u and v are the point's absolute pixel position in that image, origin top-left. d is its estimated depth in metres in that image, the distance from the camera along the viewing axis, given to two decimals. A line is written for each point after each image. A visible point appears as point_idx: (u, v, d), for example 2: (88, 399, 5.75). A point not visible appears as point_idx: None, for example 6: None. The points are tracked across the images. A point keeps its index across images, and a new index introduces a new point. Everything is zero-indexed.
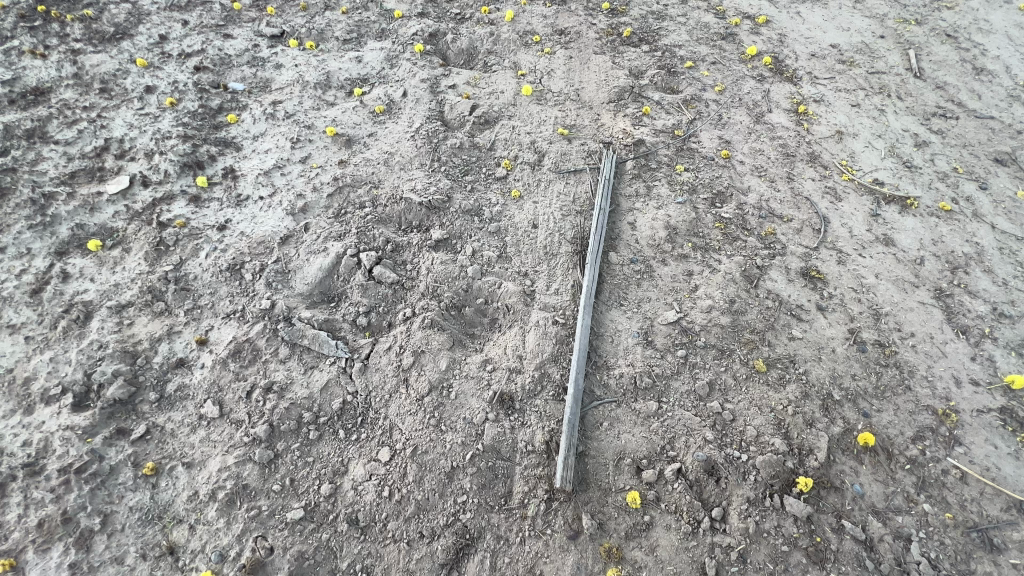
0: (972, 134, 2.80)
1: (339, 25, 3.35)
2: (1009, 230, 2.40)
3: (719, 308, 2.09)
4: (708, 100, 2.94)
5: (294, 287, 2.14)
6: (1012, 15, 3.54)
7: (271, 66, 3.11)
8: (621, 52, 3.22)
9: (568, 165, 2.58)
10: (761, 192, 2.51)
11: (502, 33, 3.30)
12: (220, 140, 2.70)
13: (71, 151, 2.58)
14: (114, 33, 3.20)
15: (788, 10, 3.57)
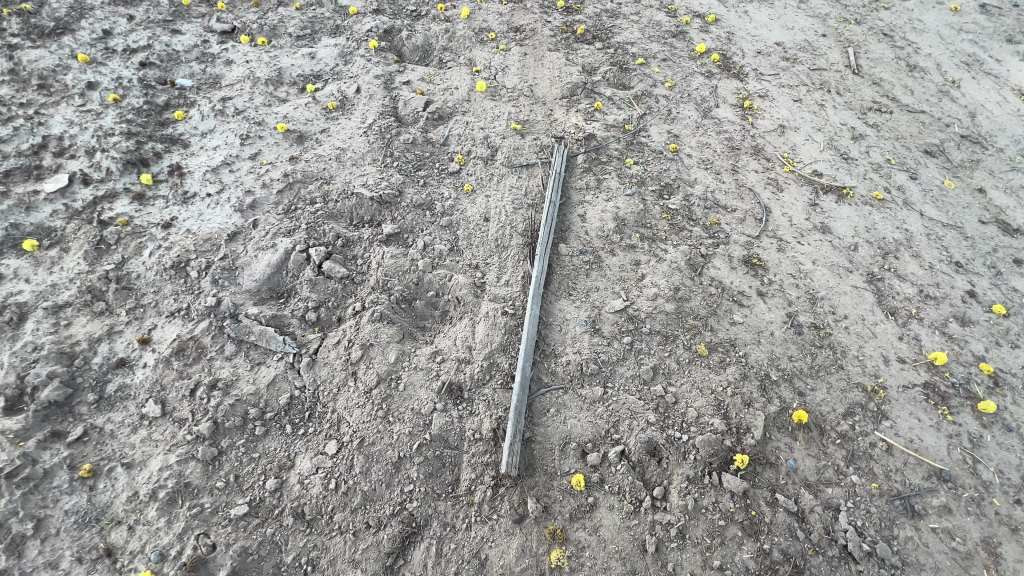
0: (904, 127, 2.95)
1: (292, 21, 3.32)
2: (936, 217, 2.54)
3: (664, 296, 2.16)
4: (658, 95, 3.01)
5: (241, 284, 2.11)
6: (943, 15, 3.74)
7: (221, 62, 3.05)
8: (575, 49, 3.28)
9: (520, 160, 2.62)
10: (707, 184, 2.60)
11: (457, 30, 3.31)
12: (167, 136, 2.64)
13: (6, 149, 2.49)
14: (54, 27, 3.10)
15: (736, 9, 3.69)
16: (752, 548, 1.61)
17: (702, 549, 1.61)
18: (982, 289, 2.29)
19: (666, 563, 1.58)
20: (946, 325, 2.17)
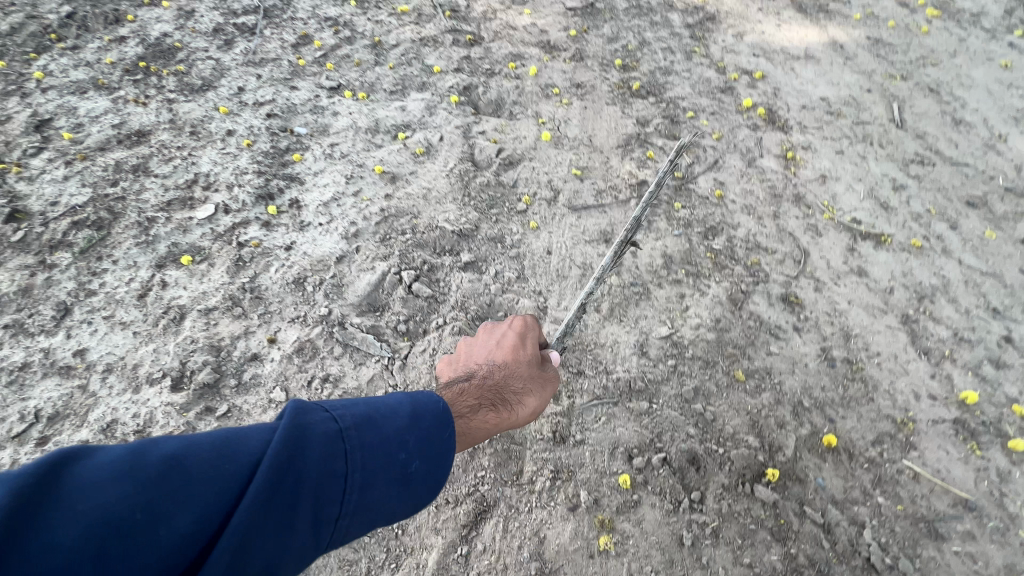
0: (947, 179, 3.11)
1: (387, 79, 3.92)
2: (975, 264, 2.68)
3: (705, 326, 2.44)
4: (706, 146, 3.34)
5: (346, 297, 2.57)
6: (994, 71, 3.87)
7: (329, 113, 3.64)
8: (630, 103, 3.67)
9: (579, 202, 3.00)
10: (749, 227, 2.86)
11: (526, 86, 3.81)
12: (287, 175, 3.19)
13: (167, 183, 3.14)
14: (201, 85, 3.89)
15: (783, 66, 3.99)
16: (779, 552, 1.86)
17: (733, 547, 1.86)
18: (1019, 336, 2.42)
19: (700, 556, 1.85)
20: (980, 367, 2.31)
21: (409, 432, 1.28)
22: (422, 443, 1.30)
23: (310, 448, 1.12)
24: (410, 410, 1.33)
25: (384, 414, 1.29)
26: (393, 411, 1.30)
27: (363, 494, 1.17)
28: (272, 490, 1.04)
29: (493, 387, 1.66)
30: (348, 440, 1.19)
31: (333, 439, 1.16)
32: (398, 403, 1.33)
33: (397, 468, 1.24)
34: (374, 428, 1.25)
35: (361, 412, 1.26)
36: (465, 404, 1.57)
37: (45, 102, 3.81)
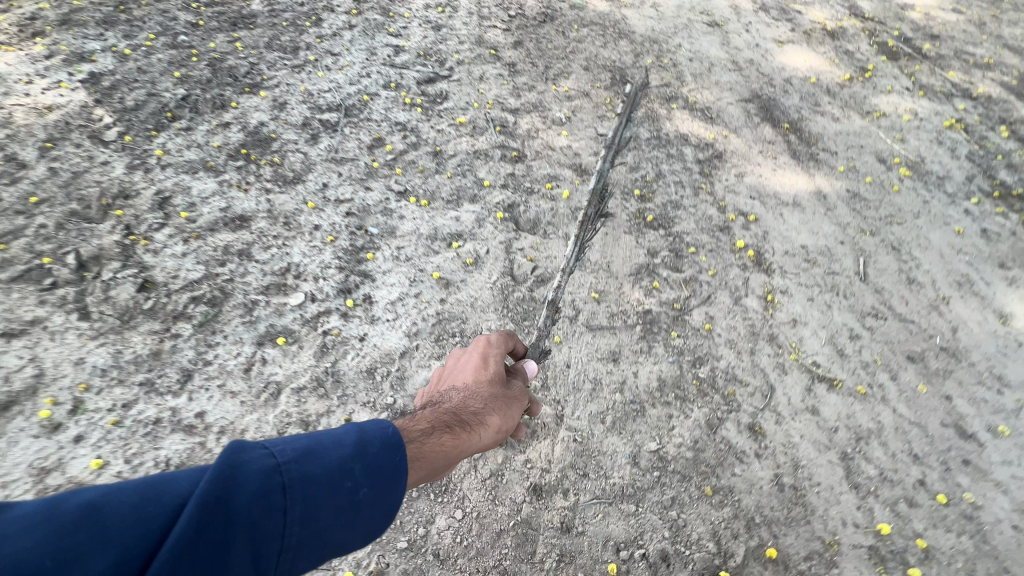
0: (895, 333, 3.82)
1: (445, 188, 4.72)
2: (905, 413, 3.37)
3: (686, 445, 3.11)
4: (702, 281, 4.09)
5: (408, 389, 3.32)
6: (949, 235, 4.64)
7: (397, 216, 4.42)
8: (644, 233, 4.44)
9: (596, 323, 3.72)
10: (729, 360, 3.57)
11: (560, 209, 4.60)
12: (362, 272, 3.95)
13: (265, 269, 3.91)
14: (292, 177, 4.71)
15: (774, 210, 4.78)
16: None
17: None
18: (932, 480, 3.08)
19: None
20: (896, 504, 2.96)
21: (352, 462, 1.59)
22: (372, 465, 1.62)
23: (245, 479, 1.40)
24: (352, 442, 1.63)
25: (327, 447, 1.59)
26: (333, 445, 1.60)
27: (304, 515, 1.44)
28: (212, 511, 1.32)
29: (455, 411, 2.05)
30: (286, 471, 1.47)
31: (271, 472, 1.45)
32: (338, 444, 1.61)
33: (341, 493, 1.53)
34: (314, 461, 1.54)
35: (302, 448, 1.55)
36: (427, 426, 1.94)
37: (165, 179, 4.65)
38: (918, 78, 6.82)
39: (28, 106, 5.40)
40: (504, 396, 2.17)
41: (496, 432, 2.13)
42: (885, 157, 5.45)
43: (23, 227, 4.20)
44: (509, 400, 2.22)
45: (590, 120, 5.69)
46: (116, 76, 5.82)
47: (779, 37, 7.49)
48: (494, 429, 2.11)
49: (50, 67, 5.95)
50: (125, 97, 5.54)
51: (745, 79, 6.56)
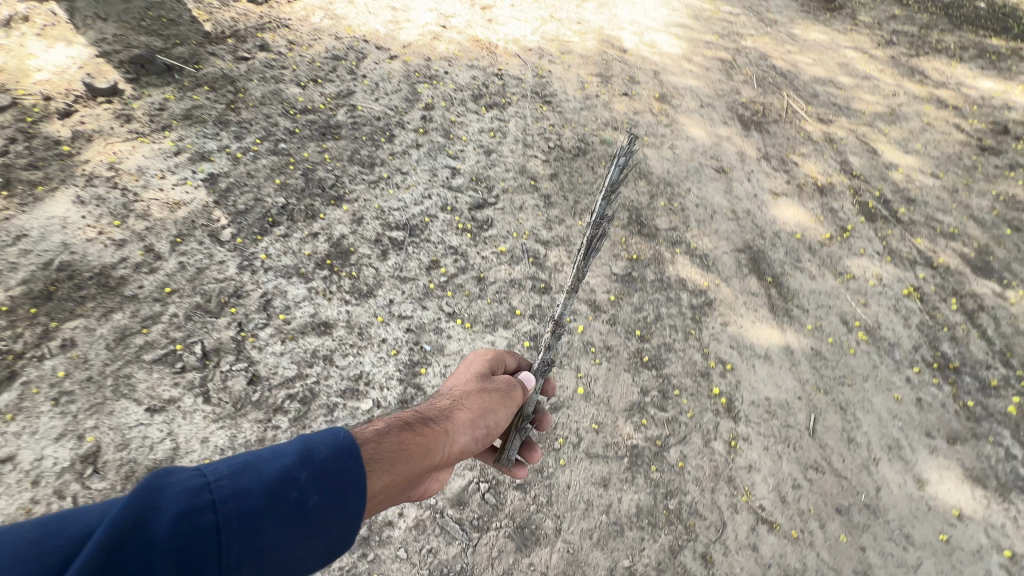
0: (829, 487, 4.95)
1: (484, 313, 6.00)
2: (825, 558, 4.58)
3: (653, 564, 4.36)
4: (682, 421, 5.17)
5: (445, 491, 4.39)
6: (890, 400, 5.69)
7: (445, 335, 5.74)
8: (639, 372, 5.55)
9: (594, 451, 4.82)
10: (694, 496, 4.71)
11: (575, 341, 5.69)
12: (415, 384, 5.34)
13: (344, 373, 5.24)
14: (366, 291, 5.98)
15: (748, 361, 5.87)
16: None
17: None
18: None
19: None
20: None
21: (292, 474, 2.10)
22: (322, 465, 2.17)
23: (171, 498, 1.83)
24: (291, 457, 2.15)
25: (253, 470, 2.04)
26: (269, 461, 2.09)
27: (239, 521, 1.89)
28: (136, 526, 1.72)
29: (424, 413, 2.79)
30: (217, 487, 1.92)
31: (200, 489, 1.89)
32: (268, 466, 2.08)
33: (283, 500, 2.02)
34: (248, 476, 2.01)
35: (233, 469, 2.00)
36: (394, 430, 2.58)
37: (266, 282, 5.92)
38: (890, 242, 8.01)
39: (160, 200, 6.78)
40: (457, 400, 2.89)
41: (468, 429, 2.87)
42: (848, 319, 6.56)
43: (159, 313, 5.46)
44: (474, 405, 2.94)
45: (607, 257, 6.88)
46: (229, 179, 7.23)
47: (775, 188, 8.78)
48: (464, 425, 2.85)
49: (177, 165, 7.41)
50: (236, 200, 6.91)
51: (741, 228, 7.78)
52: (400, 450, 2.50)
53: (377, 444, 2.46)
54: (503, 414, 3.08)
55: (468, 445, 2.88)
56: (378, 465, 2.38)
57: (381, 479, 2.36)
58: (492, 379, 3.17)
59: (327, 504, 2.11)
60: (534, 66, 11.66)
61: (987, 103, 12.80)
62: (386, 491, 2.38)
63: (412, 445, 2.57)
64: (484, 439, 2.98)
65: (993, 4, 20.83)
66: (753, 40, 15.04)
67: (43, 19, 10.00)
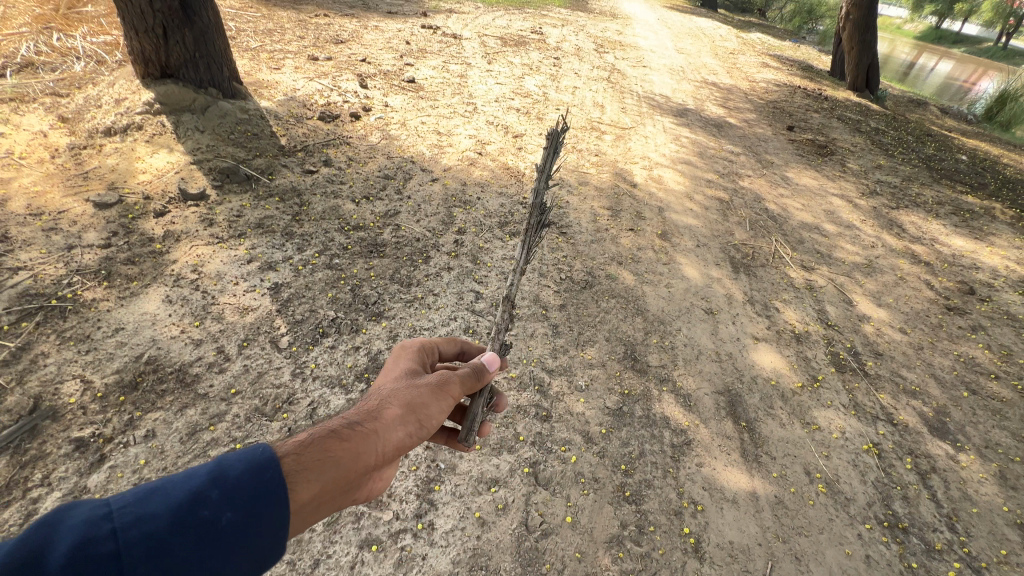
0: None
1: (492, 436, 7.01)
2: None
3: None
4: (653, 557, 5.98)
5: None
6: (841, 554, 6.44)
7: (457, 454, 6.71)
8: (620, 505, 6.45)
9: None
10: None
11: (567, 471, 6.73)
12: (429, 500, 6.15)
13: None
14: None
15: (717, 503, 6.73)
16: None
17: None
18: None
19: None
20: None
21: (204, 493, 2.35)
22: (243, 474, 2.51)
23: (68, 530, 1.92)
24: (202, 478, 2.39)
25: (156, 498, 2.22)
26: (177, 484, 2.30)
27: (147, 542, 2.04)
28: (38, 554, 1.77)
29: (347, 423, 3.29)
30: (120, 515, 2.07)
31: (104, 516, 2.03)
32: (174, 491, 2.29)
33: (197, 516, 2.26)
34: (152, 502, 2.19)
35: (136, 498, 2.14)
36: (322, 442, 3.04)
37: (313, 390, 7.09)
38: (855, 395, 9.02)
39: (232, 305, 8.15)
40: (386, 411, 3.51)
41: (396, 424, 3.50)
42: (810, 469, 7.45)
43: (225, 412, 6.64)
44: (396, 411, 3.55)
45: (602, 390, 7.98)
46: (290, 289, 8.64)
47: (757, 333, 9.98)
48: (392, 421, 3.49)
49: (249, 272, 8.87)
50: (294, 310, 8.26)
51: (722, 371, 8.88)
52: (335, 452, 3.00)
53: (309, 450, 2.92)
54: (428, 407, 3.78)
55: (401, 439, 3.49)
56: (317, 467, 2.86)
57: (320, 477, 2.83)
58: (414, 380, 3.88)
59: (245, 511, 2.40)
60: (554, 195, 13.45)
61: (958, 261, 14.24)
62: (327, 488, 2.85)
63: (345, 446, 3.09)
64: (416, 431, 3.62)
65: (975, 159, 23.05)
66: (750, 180, 16.98)
67: (153, 129, 11.93)
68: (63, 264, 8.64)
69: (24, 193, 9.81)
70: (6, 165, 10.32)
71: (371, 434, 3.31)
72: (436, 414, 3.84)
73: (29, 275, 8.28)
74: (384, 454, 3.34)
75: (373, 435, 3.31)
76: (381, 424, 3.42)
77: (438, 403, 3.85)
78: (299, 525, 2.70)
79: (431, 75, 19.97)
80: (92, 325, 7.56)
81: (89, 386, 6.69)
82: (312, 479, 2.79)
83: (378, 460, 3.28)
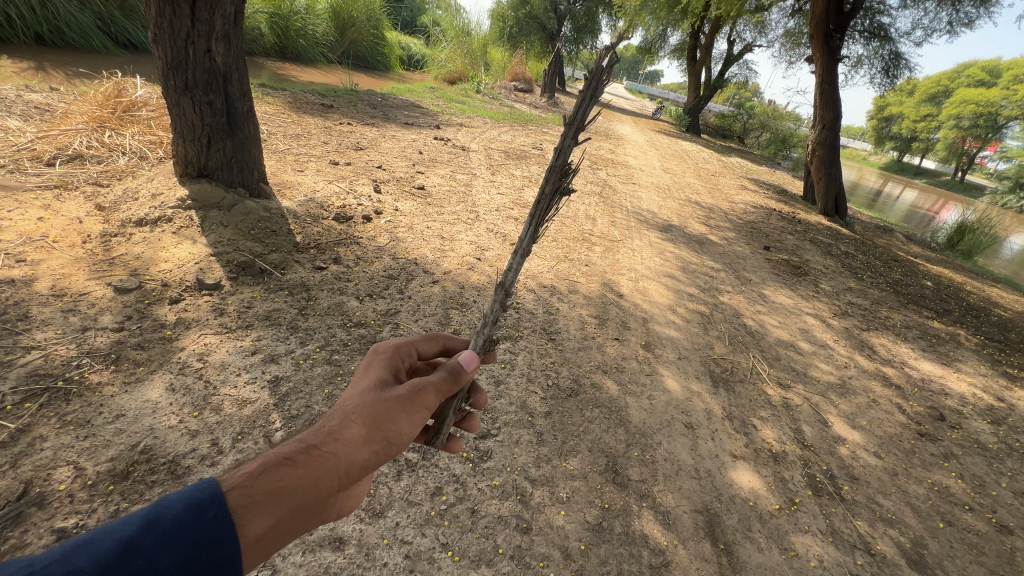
0: None
1: (472, 547, 7.06)
2: None
3: None
4: None
5: None
6: None
7: (436, 565, 6.71)
8: None
9: None
10: None
11: None
12: None
13: None
14: (378, 510, 7.23)
15: None
16: None
17: None
18: None
19: None
20: None
21: (138, 541, 2.34)
22: (181, 516, 2.54)
23: None
24: (136, 525, 2.38)
25: (81, 553, 2.17)
26: (108, 535, 2.28)
27: None
28: None
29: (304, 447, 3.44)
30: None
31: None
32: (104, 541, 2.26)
33: (132, 567, 2.24)
34: (78, 558, 2.15)
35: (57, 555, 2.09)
36: (275, 469, 3.16)
37: None
38: (833, 520, 9.15)
39: (232, 397, 8.21)
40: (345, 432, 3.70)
41: (356, 445, 3.70)
42: None
43: None
44: (355, 431, 3.74)
45: (583, 503, 8.14)
46: (289, 383, 8.76)
47: (735, 450, 10.31)
48: (354, 441, 3.70)
49: (253, 363, 9.03)
50: (290, 404, 8.31)
51: (701, 488, 9.08)
52: (292, 481, 3.17)
53: (262, 481, 3.04)
54: (394, 422, 3.98)
55: (364, 458, 3.72)
56: (271, 497, 3.01)
57: (276, 507, 3.00)
58: (381, 394, 4.03)
59: (185, 555, 2.42)
60: (546, 302, 14.33)
61: (927, 386, 14.93)
62: (283, 516, 3.03)
63: (303, 474, 3.26)
64: (378, 448, 3.86)
65: (939, 286, 24.77)
66: (730, 295, 18.10)
67: (182, 222, 12.21)
68: (76, 345, 8.44)
69: (50, 274, 9.86)
70: (38, 248, 10.45)
71: (329, 458, 3.49)
72: (402, 430, 4.05)
73: (41, 354, 8.11)
74: (344, 474, 3.57)
75: (333, 459, 3.50)
76: (341, 447, 3.61)
77: (405, 419, 4.05)
78: (254, 556, 2.82)
79: (439, 183, 21.90)
80: (94, 410, 7.41)
81: (80, 473, 6.45)
82: (267, 511, 2.94)
83: (339, 481, 3.51)
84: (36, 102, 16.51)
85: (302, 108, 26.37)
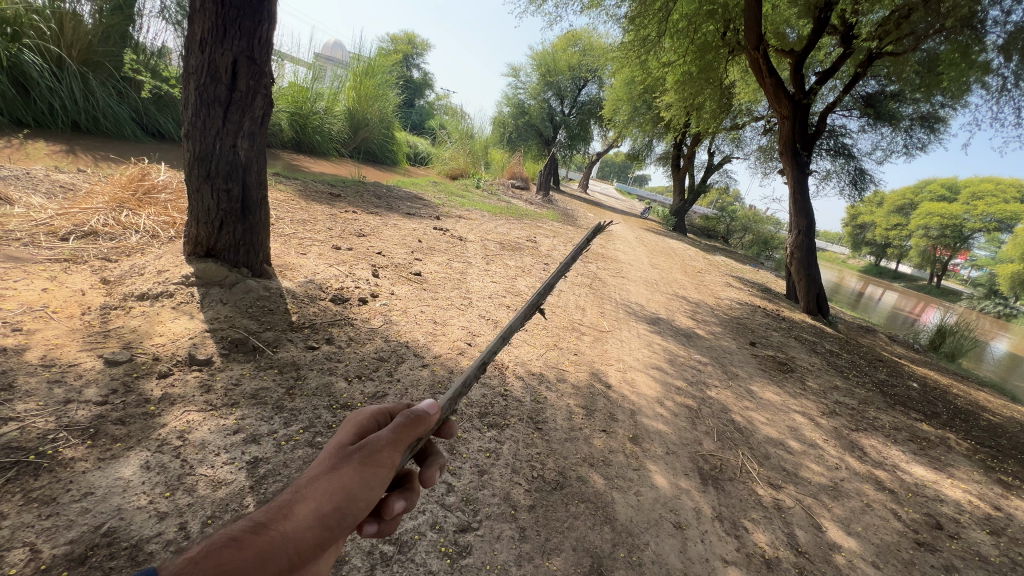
0: None
1: None
2: None
3: None
4: None
5: None
6: None
7: None
8: None
9: None
10: None
11: None
12: None
13: None
14: None
15: None
16: None
17: None
18: None
19: None
20: None
21: None
22: None
23: None
24: None
25: None
26: None
27: None
28: None
29: (257, 525, 3.17)
30: None
31: None
32: None
33: None
34: None
35: None
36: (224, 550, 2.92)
37: None
38: None
39: (207, 478, 7.96)
40: (300, 505, 3.37)
41: (309, 518, 3.34)
42: None
43: None
44: (312, 504, 3.40)
45: None
46: (268, 466, 8.53)
47: (726, 555, 9.86)
48: (306, 516, 3.34)
49: (233, 443, 8.86)
50: (266, 488, 8.04)
51: None
52: (234, 563, 2.88)
53: (201, 566, 2.78)
54: (350, 489, 3.57)
55: (318, 536, 3.35)
56: None
57: None
58: (339, 460, 3.62)
59: None
60: (534, 390, 14.39)
61: (921, 491, 14.60)
62: None
63: (246, 555, 2.96)
64: (337, 521, 3.45)
65: (924, 388, 24.97)
66: (717, 390, 18.19)
67: (182, 298, 12.58)
68: (55, 417, 8.31)
69: (43, 344, 9.95)
70: (37, 318, 10.65)
71: (278, 538, 3.19)
72: (363, 501, 3.63)
73: (17, 426, 7.94)
74: (296, 555, 3.23)
75: (284, 538, 3.20)
76: (293, 525, 3.28)
77: (365, 486, 3.65)
78: None
79: (436, 270, 22.81)
80: (62, 487, 7.14)
81: (34, 556, 6.10)
82: None
83: (289, 564, 3.17)
84: (62, 182, 17.56)
85: (312, 196, 28.03)
